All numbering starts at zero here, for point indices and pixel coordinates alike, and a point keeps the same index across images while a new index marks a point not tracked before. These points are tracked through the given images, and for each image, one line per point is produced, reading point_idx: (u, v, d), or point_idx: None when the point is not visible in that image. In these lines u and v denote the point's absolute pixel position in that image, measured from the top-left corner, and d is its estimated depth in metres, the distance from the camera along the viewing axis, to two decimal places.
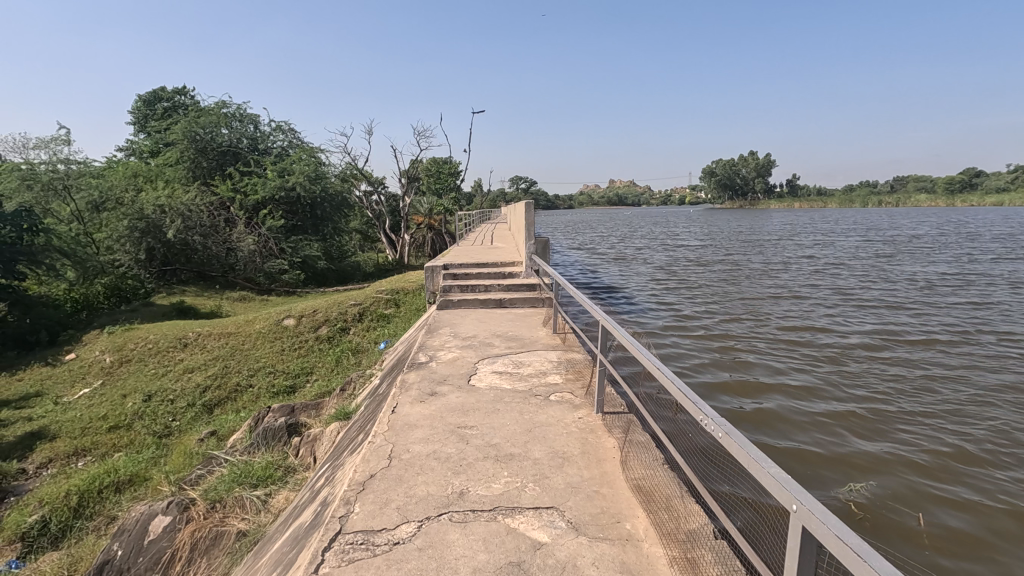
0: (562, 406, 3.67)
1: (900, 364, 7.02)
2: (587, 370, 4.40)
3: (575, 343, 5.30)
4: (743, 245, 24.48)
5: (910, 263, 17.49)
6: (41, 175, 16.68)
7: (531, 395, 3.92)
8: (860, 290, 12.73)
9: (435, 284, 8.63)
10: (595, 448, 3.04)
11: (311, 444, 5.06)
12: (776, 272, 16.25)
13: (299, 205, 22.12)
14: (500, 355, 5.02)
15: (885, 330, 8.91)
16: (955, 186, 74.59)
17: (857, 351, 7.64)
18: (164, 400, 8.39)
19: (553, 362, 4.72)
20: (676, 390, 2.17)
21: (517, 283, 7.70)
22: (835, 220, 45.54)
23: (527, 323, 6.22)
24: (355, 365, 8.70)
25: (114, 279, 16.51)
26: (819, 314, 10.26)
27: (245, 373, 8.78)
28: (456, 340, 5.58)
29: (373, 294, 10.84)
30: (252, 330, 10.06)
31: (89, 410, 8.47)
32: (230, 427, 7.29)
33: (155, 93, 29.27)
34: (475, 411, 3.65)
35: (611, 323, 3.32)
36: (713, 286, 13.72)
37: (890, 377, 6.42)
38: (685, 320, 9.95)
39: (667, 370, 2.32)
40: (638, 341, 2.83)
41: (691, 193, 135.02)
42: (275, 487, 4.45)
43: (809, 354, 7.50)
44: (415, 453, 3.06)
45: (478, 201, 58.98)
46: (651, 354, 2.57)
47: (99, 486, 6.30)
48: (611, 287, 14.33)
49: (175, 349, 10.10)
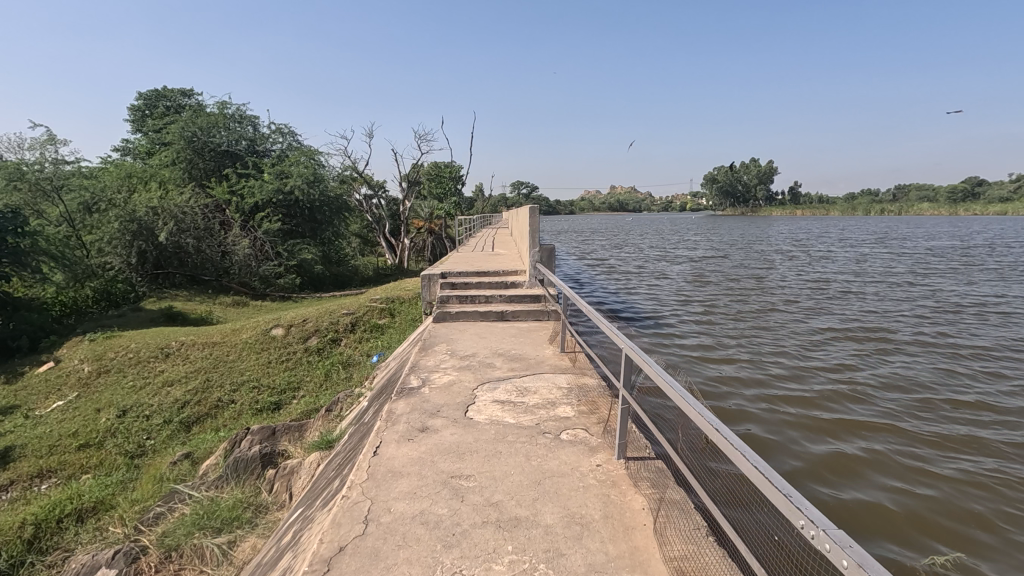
0: (576, 449, 3.11)
1: (937, 391, 6.44)
2: (603, 401, 3.82)
3: (586, 364, 4.74)
4: (749, 254, 23.94)
5: (925, 275, 16.95)
6: (26, 175, 16.00)
7: (539, 433, 3.33)
8: (879, 304, 12.18)
9: (432, 294, 8.03)
10: (621, 509, 2.47)
11: (286, 478, 4.45)
12: (788, 282, 15.66)
13: (297, 208, 21.59)
14: (502, 378, 4.44)
15: (911, 349, 8.34)
16: (957, 196, 74.04)
17: (886, 374, 7.07)
18: (140, 416, 7.80)
19: (562, 389, 4.14)
20: (750, 466, 1.61)
21: (520, 294, 7.12)
22: (839, 229, 45.07)
23: (532, 340, 5.64)
24: (345, 380, 8.10)
25: (104, 282, 15.99)
26: (837, 330, 9.70)
27: (228, 388, 8.18)
28: (453, 360, 4.99)
29: (367, 303, 10.28)
30: (238, 340, 9.48)
31: (60, 427, 7.87)
32: (207, 448, 6.68)
33: (155, 91, 28.76)
34: (472, 454, 3.06)
35: (637, 352, 2.78)
36: (725, 298, 13.15)
37: (927, 408, 5.87)
38: (696, 335, 9.37)
39: (727, 433, 1.78)
40: (679, 384, 2.28)
41: (693, 199, 134.69)
42: (241, 532, 3.81)
43: (836, 376, 6.93)
44: (397, 515, 2.48)
45: (481, 207, 58.76)
46: (701, 408, 2.02)
47: (58, 515, 5.69)
48: (618, 298, 13.75)
49: (155, 359, 9.52)
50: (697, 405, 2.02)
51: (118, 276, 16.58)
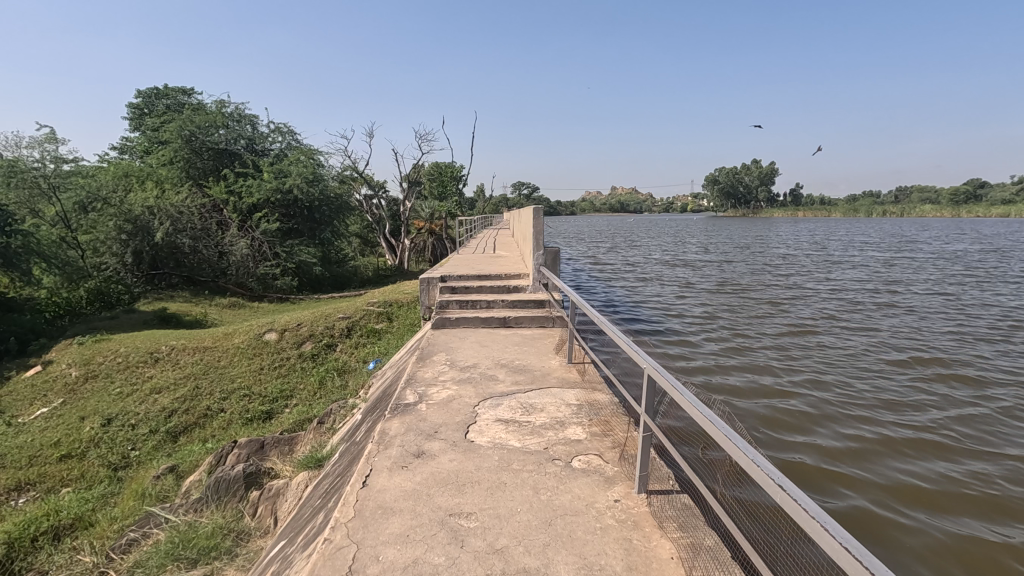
0: (590, 480, 2.77)
1: (965, 402, 6.08)
2: (617, 422, 3.50)
3: (596, 377, 4.41)
4: (754, 257, 23.63)
5: (935, 278, 16.61)
6: (22, 172, 15.61)
7: (548, 460, 2.99)
8: (893, 308, 11.82)
9: (431, 298, 7.68)
10: (645, 560, 2.12)
11: (272, 502, 4.09)
12: (798, 285, 15.31)
13: (296, 208, 21.25)
14: (506, 393, 4.09)
15: (930, 355, 7.98)
16: (960, 198, 73.44)
17: (909, 383, 6.72)
18: (125, 425, 7.47)
19: (572, 407, 3.79)
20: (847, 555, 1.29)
21: (524, 299, 6.76)
22: (842, 231, 44.74)
23: (537, 350, 5.29)
24: (340, 388, 7.75)
25: (98, 283, 15.60)
26: (851, 334, 9.33)
27: (217, 396, 7.83)
28: (452, 372, 4.65)
29: (364, 306, 9.93)
30: (229, 345, 9.13)
31: (42, 436, 7.51)
32: (193, 461, 6.33)
33: (154, 90, 28.48)
34: (473, 487, 2.71)
35: (661, 372, 2.46)
36: (734, 301, 12.81)
37: (957, 422, 5.52)
38: (705, 340, 9.01)
39: (806, 503, 1.46)
40: (723, 423, 1.94)
41: (694, 201, 134.42)
42: (219, 563, 3.41)
43: (855, 385, 6.58)
44: (387, 565, 2.14)
45: (481, 208, 58.41)
46: (757, 455, 1.73)
47: (33, 534, 5.31)
48: (622, 301, 13.39)
49: (144, 364, 9.17)
50: (752, 451, 1.73)
51: (112, 277, 16.20)
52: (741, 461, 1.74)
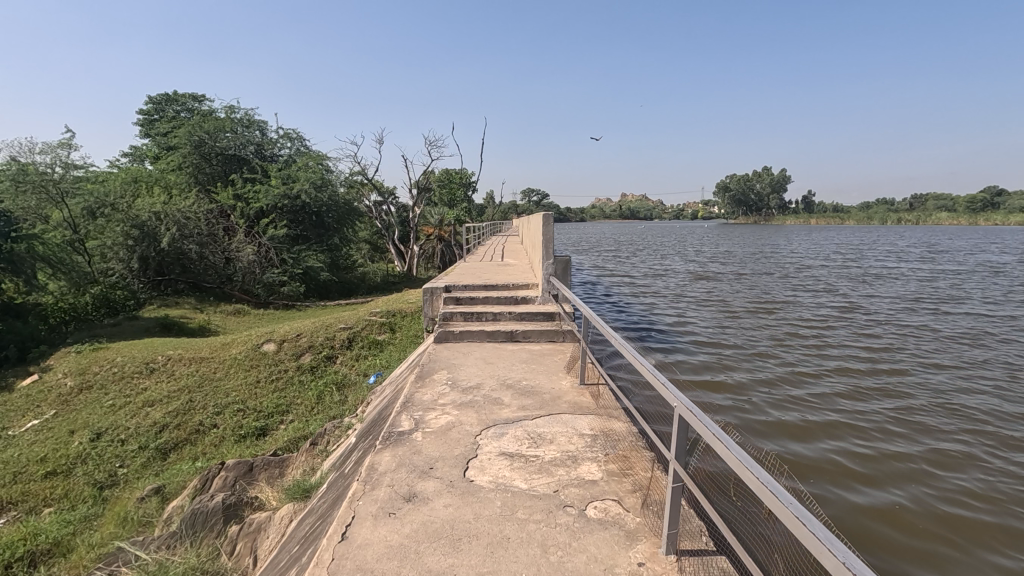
0: (609, 535, 2.35)
1: (1012, 429, 5.61)
2: (636, 458, 3.09)
3: (612, 402, 4.01)
4: (769, 265, 23.07)
5: (961, 288, 15.99)
6: (32, 175, 15.56)
7: (560, 508, 2.58)
8: (921, 320, 11.28)
9: (435, 309, 7.29)
10: None
11: (252, 538, 3.69)
12: (817, 294, 14.78)
13: (303, 213, 21.06)
14: (512, 421, 3.67)
15: (965, 373, 7.48)
16: (976, 206, 72.20)
17: (947, 406, 6.23)
18: (115, 440, 7.11)
19: (585, 439, 3.38)
20: None
21: (533, 311, 6.35)
22: (856, 239, 44.03)
23: (546, 368, 4.88)
24: (339, 403, 7.38)
25: (103, 289, 15.36)
26: (876, 348, 8.84)
27: (210, 410, 7.47)
28: (453, 393, 4.26)
29: (366, 316, 9.59)
30: (226, 356, 8.82)
31: (29, 451, 7.17)
32: (181, 481, 5.95)
33: (165, 96, 28.48)
34: (472, 542, 2.30)
35: (698, 416, 2.02)
36: (752, 311, 12.31)
37: (1005, 454, 5.04)
38: (725, 352, 8.52)
39: None
40: (796, 506, 1.48)
41: (704, 209, 133.53)
42: None
43: (889, 408, 6.10)
44: None
45: (490, 215, 58.22)
46: (847, 554, 1.26)
47: (6, 560, 4.93)
48: (635, 310, 12.93)
49: (139, 375, 8.87)
50: (844, 551, 1.26)
51: (117, 283, 15.97)
52: (829, 565, 1.25)
